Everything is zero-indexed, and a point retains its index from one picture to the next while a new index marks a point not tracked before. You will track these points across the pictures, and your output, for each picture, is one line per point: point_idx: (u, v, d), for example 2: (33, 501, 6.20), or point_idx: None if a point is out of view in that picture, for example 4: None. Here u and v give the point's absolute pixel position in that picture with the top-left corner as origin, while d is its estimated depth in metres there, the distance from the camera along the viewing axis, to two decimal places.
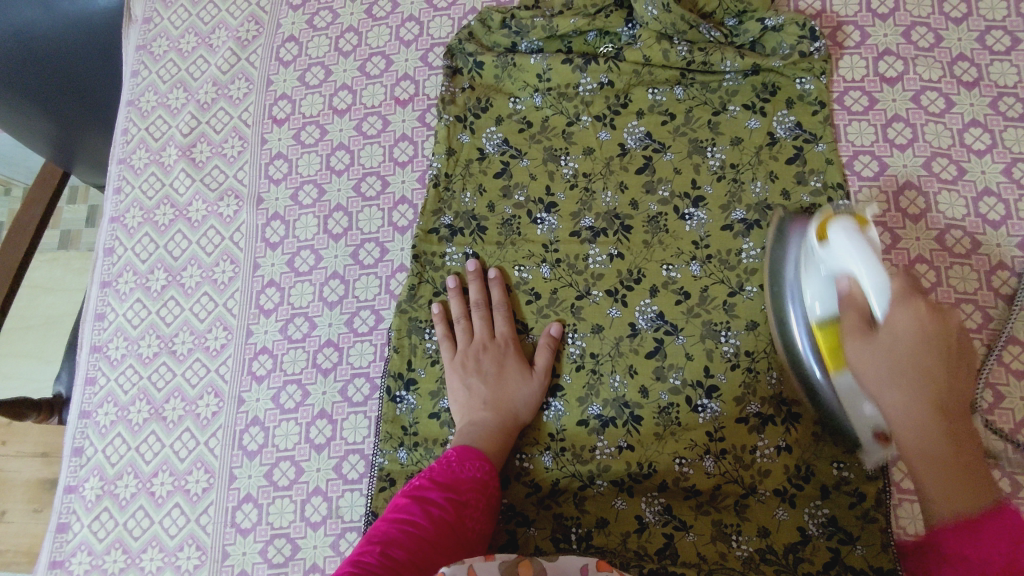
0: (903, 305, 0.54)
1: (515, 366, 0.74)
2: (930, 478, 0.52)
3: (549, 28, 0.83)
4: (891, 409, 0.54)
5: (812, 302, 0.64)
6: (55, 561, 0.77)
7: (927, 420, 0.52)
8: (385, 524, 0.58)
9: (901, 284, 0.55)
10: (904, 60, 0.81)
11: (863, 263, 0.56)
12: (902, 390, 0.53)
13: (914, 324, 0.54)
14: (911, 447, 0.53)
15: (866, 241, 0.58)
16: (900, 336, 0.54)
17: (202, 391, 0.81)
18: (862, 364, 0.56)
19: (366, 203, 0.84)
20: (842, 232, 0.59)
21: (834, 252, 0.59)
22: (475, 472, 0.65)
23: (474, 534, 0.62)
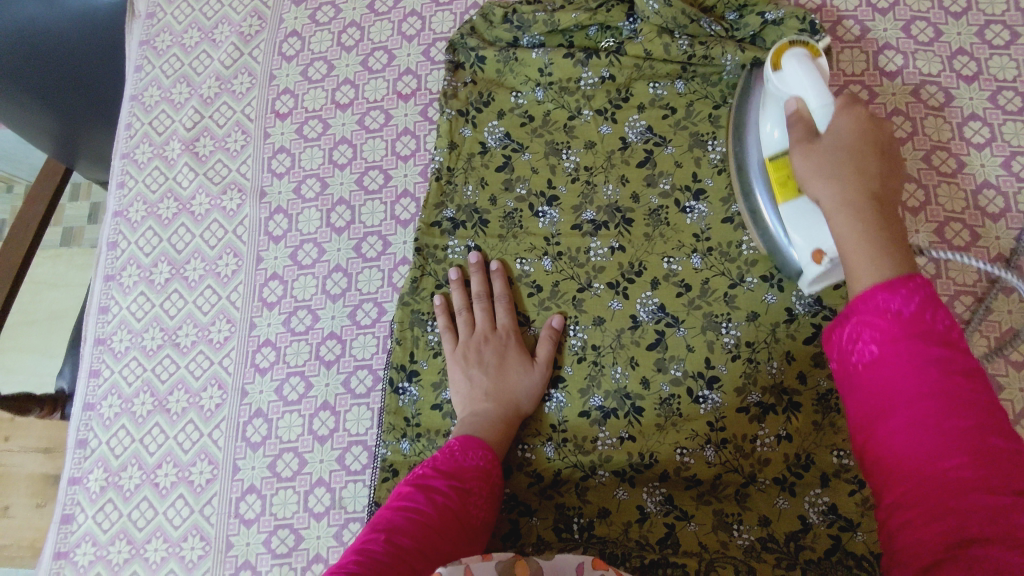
0: (845, 113, 0.59)
1: (516, 357, 0.74)
2: (858, 250, 0.52)
3: (550, 23, 0.84)
4: (823, 196, 0.56)
5: (770, 136, 0.68)
6: (60, 552, 0.78)
7: (854, 198, 0.54)
8: (390, 511, 0.59)
9: (843, 101, 0.60)
10: (904, 54, 0.81)
11: (813, 86, 0.62)
12: (838, 179, 0.56)
13: (848, 123, 0.58)
14: (841, 218, 0.54)
15: (815, 67, 0.64)
16: (837, 130, 0.58)
17: (206, 383, 0.82)
18: (804, 161, 0.59)
19: (369, 197, 0.85)
20: (794, 59, 0.65)
21: (786, 78, 0.65)
22: (479, 460, 0.65)
23: (478, 522, 0.63)
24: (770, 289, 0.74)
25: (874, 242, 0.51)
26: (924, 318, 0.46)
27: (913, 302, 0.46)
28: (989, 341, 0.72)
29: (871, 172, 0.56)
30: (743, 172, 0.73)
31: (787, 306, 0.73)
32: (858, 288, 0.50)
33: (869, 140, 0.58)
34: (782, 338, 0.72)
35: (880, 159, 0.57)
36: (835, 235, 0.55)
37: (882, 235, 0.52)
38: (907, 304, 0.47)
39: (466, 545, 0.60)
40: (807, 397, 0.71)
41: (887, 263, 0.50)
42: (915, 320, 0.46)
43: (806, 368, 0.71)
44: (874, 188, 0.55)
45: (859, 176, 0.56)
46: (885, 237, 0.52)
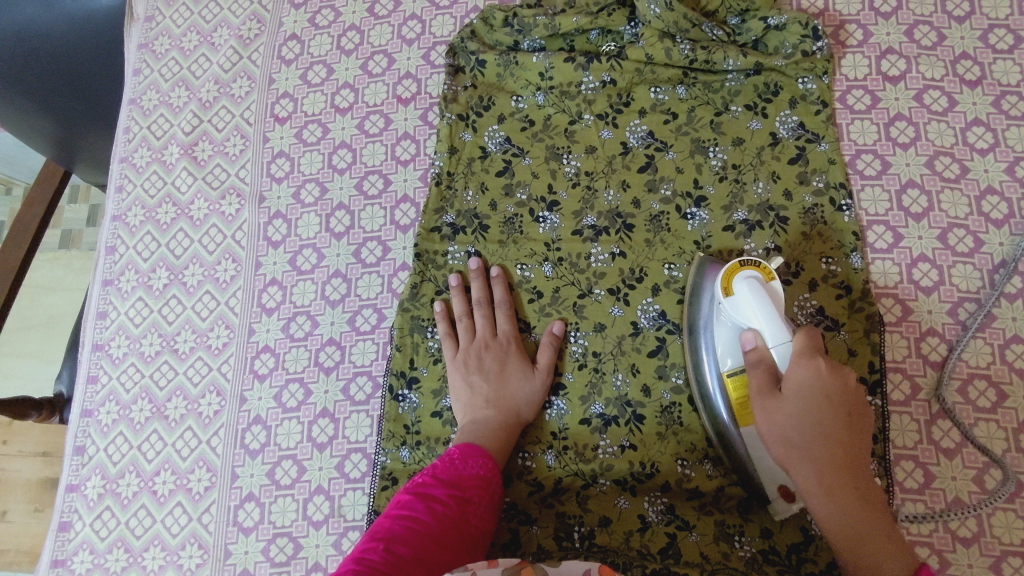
0: (802, 362, 0.57)
1: (516, 364, 0.74)
2: (855, 544, 0.55)
3: (551, 27, 0.83)
4: (806, 481, 0.56)
5: (727, 357, 0.65)
6: (58, 560, 0.77)
7: (836, 491, 0.55)
8: (388, 519, 0.58)
9: (803, 344, 0.58)
10: (907, 58, 0.81)
11: (770, 324, 0.60)
12: (810, 460, 0.55)
13: (822, 392, 0.56)
14: (823, 506, 0.55)
15: (769, 297, 0.61)
16: (801, 431, 0.55)
17: (204, 390, 0.81)
18: (769, 422, 0.57)
19: (368, 202, 0.84)
20: (746, 286, 0.62)
21: (739, 306, 0.62)
22: (478, 469, 0.65)
23: (479, 532, 0.62)
24: None
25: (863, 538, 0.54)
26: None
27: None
28: (993, 349, 0.71)
29: (842, 448, 0.56)
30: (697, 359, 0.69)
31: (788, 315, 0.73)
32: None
33: (836, 405, 0.56)
34: None
35: (849, 414, 0.57)
36: (834, 538, 0.56)
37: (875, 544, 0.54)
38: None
39: (466, 555, 0.60)
40: None
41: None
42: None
43: None
44: (849, 461, 0.56)
45: (839, 465, 0.55)
46: (868, 530, 0.55)
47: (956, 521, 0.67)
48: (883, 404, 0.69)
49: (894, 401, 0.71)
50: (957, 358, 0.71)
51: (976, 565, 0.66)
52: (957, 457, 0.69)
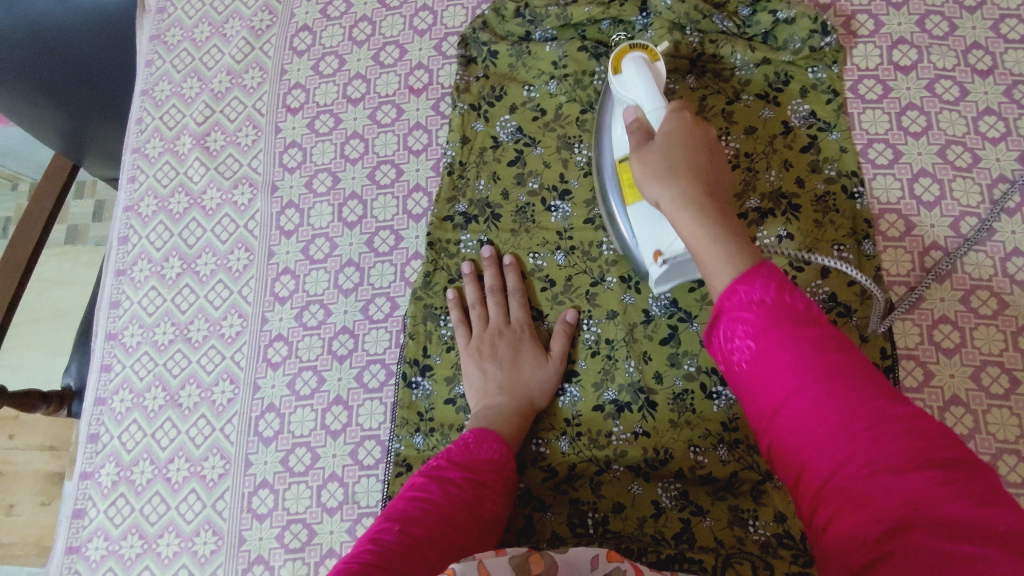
0: (675, 115, 0.60)
1: (529, 350, 0.74)
2: (706, 246, 0.52)
3: (563, 17, 0.84)
4: (659, 194, 0.56)
5: (620, 139, 0.69)
6: (72, 546, 0.78)
7: (691, 193, 0.54)
8: (403, 499, 0.59)
9: (675, 103, 0.61)
10: (919, 48, 0.81)
11: (648, 95, 0.64)
12: (671, 172, 0.55)
13: (681, 123, 0.59)
14: (682, 214, 0.53)
15: (651, 73, 0.65)
16: (661, 152, 0.57)
17: (217, 378, 0.81)
18: (640, 160, 0.58)
19: (381, 191, 0.85)
20: (633, 64, 0.66)
21: (625, 79, 0.66)
22: (491, 453, 0.65)
23: (494, 517, 0.62)
24: None
25: (706, 231, 0.52)
26: (784, 299, 0.47)
27: (747, 275, 0.48)
28: (1006, 336, 0.71)
29: (695, 152, 0.57)
30: (601, 167, 0.74)
31: None
32: (713, 287, 0.51)
33: (695, 137, 0.58)
34: None
35: (709, 156, 0.58)
36: (682, 232, 0.54)
37: (723, 222, 0.52)
38: (766, 293, 0.47)
39: (482, 539, 0.60)
40: None
41: (737, 257, 0.50)
42: (778, 304, 0.47)
43: None
44: (706, 178, 0.55)
45: (692, 174, 0.55)
46: (722, 231, 0.51)
47: None
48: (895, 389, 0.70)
49: (907, 388, 0.71)
50: (969, 345, 0.71)
51: None
52: (970, 443, 0.69)
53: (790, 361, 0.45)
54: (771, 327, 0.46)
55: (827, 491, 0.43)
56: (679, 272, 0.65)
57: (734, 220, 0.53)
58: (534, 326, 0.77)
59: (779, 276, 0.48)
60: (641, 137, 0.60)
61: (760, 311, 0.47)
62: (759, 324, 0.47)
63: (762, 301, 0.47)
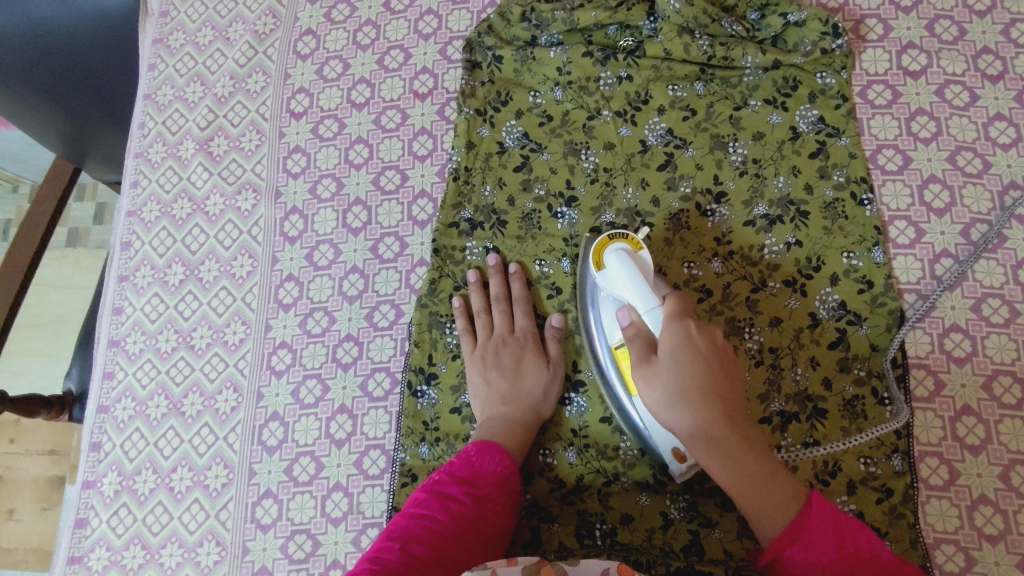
0: (674, 329, 0.58)
1: (532, 360, 0.74)
2: (748, 489, 0.56)
3: (570, 21, 0.83)
4: (681, 428, 0.56)
5: (612, 330, 0.66)
6: (74, 557, 0.77)
7: (716, 432, 0.55)
8: (404, 519, 0.58)
9: (673, 309, 0.59)
10: (928, 53, 0.80)
11: (639, 294, 0.61)
12: (688, 406, 0.55)
13: (688, 343, 0.57)
14: (717, 464, 0.56)
15: (636, 265, 0.63)
16: (674, 383, 0.56)
17: (220, 386, 0.81)
18: (648, 389, 0.57)
19: (386, 197, 0.84)
20: (616, 257, 0.64)
21: (612, 277, 0.63)
22: (494, 466, 0.64)
23: (498, 531, 0.62)
24: (793, 294, 0.73)
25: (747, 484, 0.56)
26: (843, 539, 0.54)
27: (806, 516, 0.55)
28: (1018, 346, 0.71)
29: (709, 377, 0.56)
30: (592, 346, 0.70)
31: (810, 311, 0.73)
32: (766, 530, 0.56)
33: (704, 360, 0.57)
34: (806, 343, 0.72)
35: (722, 376, 0.57)
36: (715, 472, 0.56)
37: (753, 465, 0.56)
38: (827, 546, 0.54)
39: (485, 554, 0.60)
40: (832, 403, 0.70)
41: (778, 511, 0.56)
42: (843, 549, 0.54)
43: (830, 374, 0.71)
44: (725, 408, 0.56)
45: (709, 399, 0.55)
46: (759, 478, 0.56)
47: (982, 519, 0.67)
48: (906, 399, 0.70)
49: (918, 398, 0.70)
50: (981, 354, 0.71)
51: (1002, 562, 0.65)
52: (982, 453, 0.68)
53: None
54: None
55: None
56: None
57: (759, 445, 0.57)
58: (536, 335, 0.76)
59: (829, 506, 0.56)
60: (644, 361, 0.58)
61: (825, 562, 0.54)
62: (830, 563, 0.54)
63: (828, 551, 0.54)
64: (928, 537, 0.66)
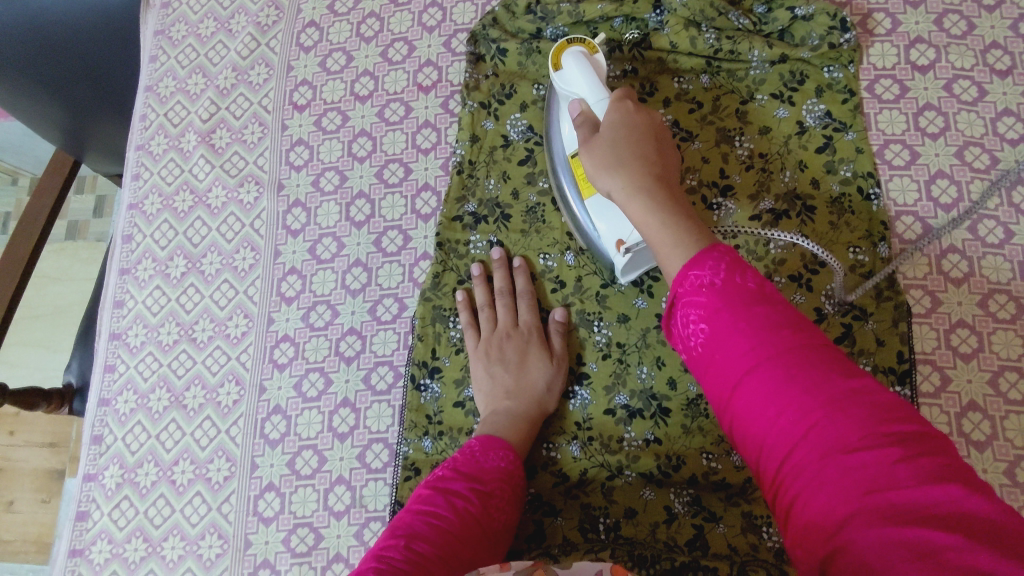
0: (617, 106, 0.60)
1: (536, 352, 0.73)
2: (661, 237, 0.52)
3: (575, 14, 0.83)
4: (611, 186, 0.56)
5: (569, 133, 0.69)
6: (76, 549, 0.77)
7: (641, 181, 0.55)
8: (410, 514, 0.57)
9: (618, 92, 0.62)
10: (936, 47, 0.80)
11: (589, 84, 0.63)
12: (620, 162, 0.56)
13: (625, 114, 0.60)
14: (636, 207, 0.54)
15: (591, 64, 0.65)
16: (608, 144, 0.58)
17: (223, 379, 0.80)
18: (587, 155, 0.59)
19: (389, 190, 0.83)
20: (571, 58, 0.65)
21: (566, 78, 0.66)
22: (497, 463, 0.64)
23: (501, 529, 0.61)
24: (799, 289, 0.73)
25: (656, 216, 0.52)
26: (735, 276, 0.47)
27: (695, 263, 0.48)
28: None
29: (642, 143, 0.58)
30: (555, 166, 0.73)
31: (816, 307, 0.72)
32: (669, 269, 0.51)
33: (639, 129, 0.59)
34: None
35: (656, 146, 0.59)
36: (636, 224, 0.54)
37: (674, 210, 0.53)
38: (716, 274, 0.47)
39: (488, 551, 0.59)
40: None
41: (687, 240, 0.50)
42: (729, 285, 0.47)
43: None
44: (654, 164, 0.56)
45: (638, 159, 0.56)
46: (676, 219, 0.52)
47: None
48: (912, 395, 0.69)
49: (923, 394, 0.70)
50: (988, 349, 0.70)
51: None
52: (988, 449, 0.68)
53: (739, 341, 0.45)
54: (722, 313, 0.46)
55: (778, 469, 0.42)
56: (642, 259, 0.66)
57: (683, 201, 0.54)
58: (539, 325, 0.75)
59: (732, 254, 0.48)
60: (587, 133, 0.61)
61: (710, 291, 0.47)
62: (714, 310, 0.47)
63: (713, 283, 0.47)
64: None
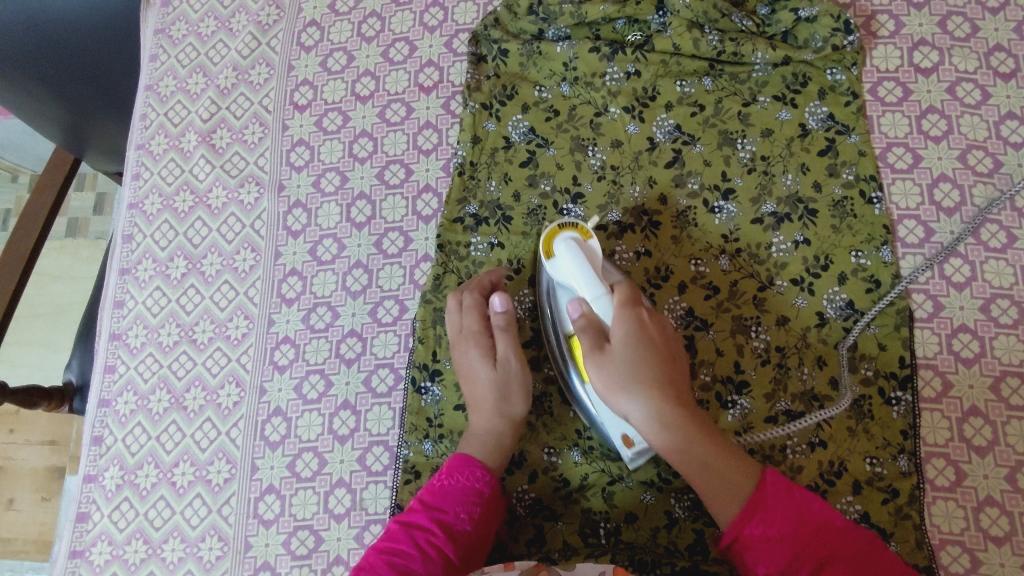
0: (625, 313, 0.60)
1: (478, 364, 0.70)
2: (711, 488, 0.57)
3: (577, 15, 0.82)
4: (634, 414, 0.58)
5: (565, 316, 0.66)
6: (76, 551, 0.77)
7: (669, 417, 0.58)
8: (375, 554, 0.58)
9: (622, 296, 0.62)
10: (940, 50, 0.79)
11: (588, 283, 0.62)
12: (643, 396, 0.58)
13: (641, 325, 0.60)
14: (671, 447, 0.57)
15: (585, 254, 0.64)
16: (646, 409, 0.58)
17: (223, 381, 0.80)
18: (603, 378, 0.59)
19: (390, 191, 0.83)
20: (565, 246, 0.64)
21: (562, 266, 0.64)
22: (464, 485, 0.63)
23: (474, 551, 0.62)
24: (801, 293, 0.73)
25: (706, 464, 0.57)
26: (796, 496, 0.56)
27: (758, 497, 0.56)
28: None
29: (660, 359, 0.60)
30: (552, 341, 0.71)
31: (818, 311, 0.72)
32: (722, 502, 0.57)
33: (653, 344, 0.60)
34: (813, 343, 0.71)
35: (666, 355, 0.61)
36: (667, 455, 0.58)
37: (709, 446, 0.58)
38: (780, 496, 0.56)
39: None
40: (839, 404, 0.69)
41: (739, 471, 0.58)
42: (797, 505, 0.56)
43: (837, 374, 0.70)
44: (673, 393, 0.59)
45: (656, 380, 0.59)
46: (712, 460, 0.57)
47: (988, 520, 0.66)
48: (913, 400, 0.69)
49: (925, 399, 0.70)
50: (989, 354, 0.70)
51: (1008, 564, 0.65)
52: (989, 455, 0.68)
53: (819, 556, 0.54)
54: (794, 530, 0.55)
55: None
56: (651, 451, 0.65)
57: (710, 426, 0.60)
58: (475, 330, 0.71)
59: (783, 479, 0.58)
60: (599, 344, 0.60)
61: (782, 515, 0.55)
62: (789, 539, 0.54)
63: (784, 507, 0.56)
64: (935, 537, 0.66)
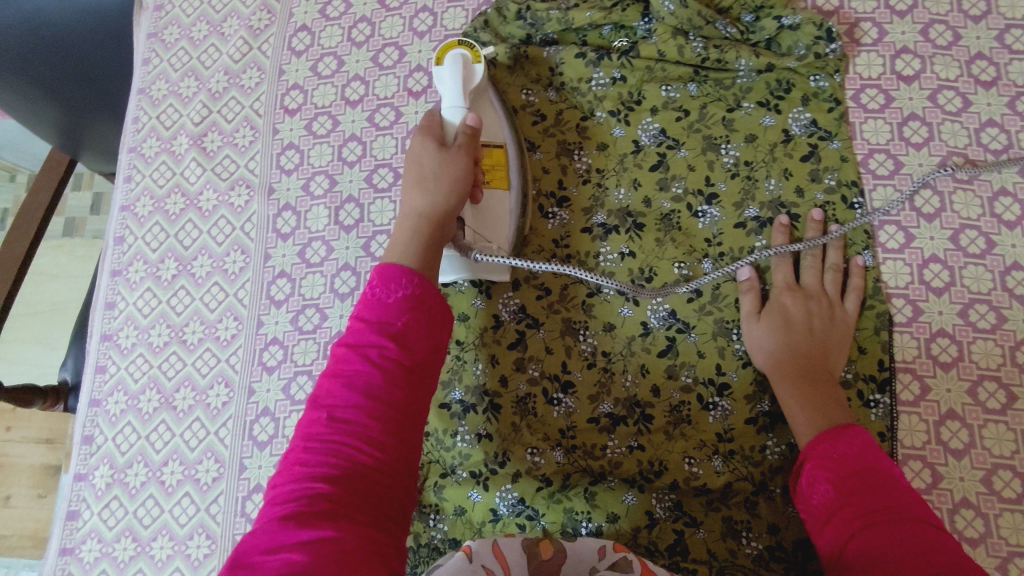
0: (808, 278, 0.73)
1: (428, 148, 0.67)
2: (811, 413, 0.65)
3: (564, 21, 0.82)
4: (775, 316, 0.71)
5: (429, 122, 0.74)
6: (66, 548, 0.78)
7: (792, 359, 0.68)
8: (329, 382, 0.53)
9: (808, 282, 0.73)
10: (922, 58, 0.80)
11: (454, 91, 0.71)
12: (779, 324, 0.70)
13: (816, 282, 0.73)
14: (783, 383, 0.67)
15: (464, 73, 0.72)
16: (789, 325, 0.70)
17: (212, 381, 0.81)
18: (442, 162, 0.66)
19: (378, 195, 0.84)
20: (453, 60, 0.73)
21: (443, 74, 0.73)
22: (402, 293, 0.57)
23: (430, 357, 0.57)
24: None
25: (817, 405, 0.65)
26: (866, 452, 0.60)
27: (840, 431, 0.62)
28: (1004, 351, 0.71)
29: (816, 314, 0.71)
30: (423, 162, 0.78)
31: None
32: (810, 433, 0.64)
33: (815, 301, 0.71)
34: None
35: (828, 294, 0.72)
36: (805, 361, 0.68)
37: (816, 391, 0.66)
38: (848, 446, 0.60)
39: (423, 383, 0.56)
40: None
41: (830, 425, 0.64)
42: (858, 455, 0.59)
43: None
44: (818, 330, 0.70)
45: (811, 314, 0.70)
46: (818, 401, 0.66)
47: (963, 522, 0.67)
48: (891, 403, 0.70)
49: (903, 402, 0.71)
50: (967, 359, 0.71)
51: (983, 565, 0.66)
52: (966, 457, 0.69)
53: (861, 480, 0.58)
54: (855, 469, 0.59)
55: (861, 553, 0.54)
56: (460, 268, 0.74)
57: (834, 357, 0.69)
58: (438, 127, 0.69)
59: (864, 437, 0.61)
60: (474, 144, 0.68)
61: (845, 456, 0.60)
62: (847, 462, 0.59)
63: (853, 451, 0.60)
64: None
